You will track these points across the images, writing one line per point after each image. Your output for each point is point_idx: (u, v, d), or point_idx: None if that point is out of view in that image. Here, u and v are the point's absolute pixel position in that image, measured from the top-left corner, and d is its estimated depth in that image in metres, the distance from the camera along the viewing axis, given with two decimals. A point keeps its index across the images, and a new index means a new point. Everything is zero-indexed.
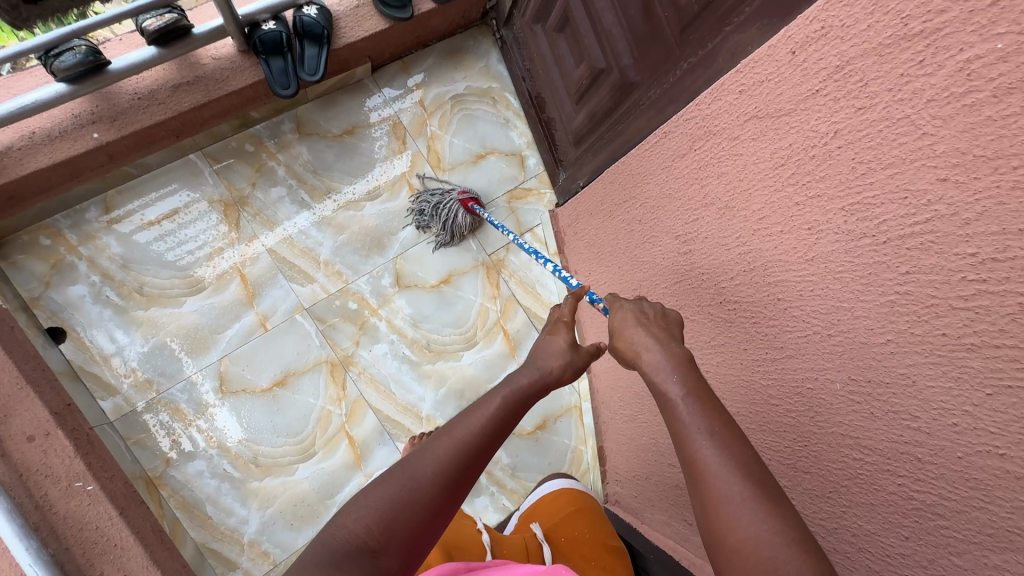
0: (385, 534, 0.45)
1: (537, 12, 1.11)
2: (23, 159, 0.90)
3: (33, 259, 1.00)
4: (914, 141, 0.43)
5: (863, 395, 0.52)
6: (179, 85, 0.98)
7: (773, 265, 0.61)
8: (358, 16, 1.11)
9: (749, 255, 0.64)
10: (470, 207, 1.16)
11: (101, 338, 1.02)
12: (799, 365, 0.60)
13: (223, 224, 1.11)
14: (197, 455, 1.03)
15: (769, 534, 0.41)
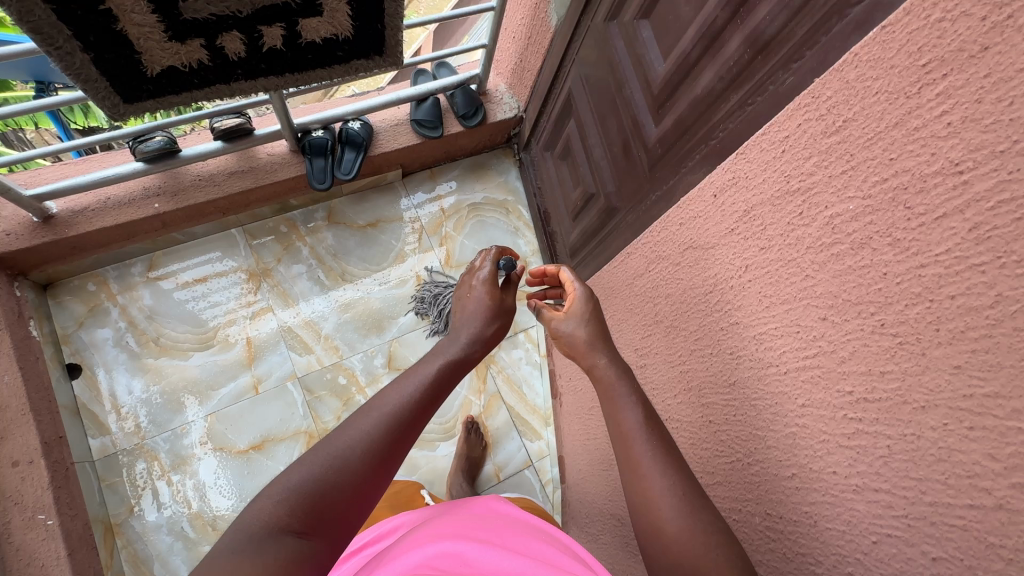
0: (309, 514, 0.50)
1: (548, 141, 1.27)
2: (93, 218, 1.07)
3: (76, 301, 1.14)
4: (801, 282, 0.47)
5: (776, 533, 0.51)
6: (234, 173, 1.17)
7: (705, 386, 0.62)
8: (396, 132, 1.31)
9: (687, 374, 0.66)
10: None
11: (110, 379, 1.11)
12: (726, 494, 0.58)
13: (244, 291, 1.23)
14: (160, 508, 1.05)
15: (698, 536, 0.46)
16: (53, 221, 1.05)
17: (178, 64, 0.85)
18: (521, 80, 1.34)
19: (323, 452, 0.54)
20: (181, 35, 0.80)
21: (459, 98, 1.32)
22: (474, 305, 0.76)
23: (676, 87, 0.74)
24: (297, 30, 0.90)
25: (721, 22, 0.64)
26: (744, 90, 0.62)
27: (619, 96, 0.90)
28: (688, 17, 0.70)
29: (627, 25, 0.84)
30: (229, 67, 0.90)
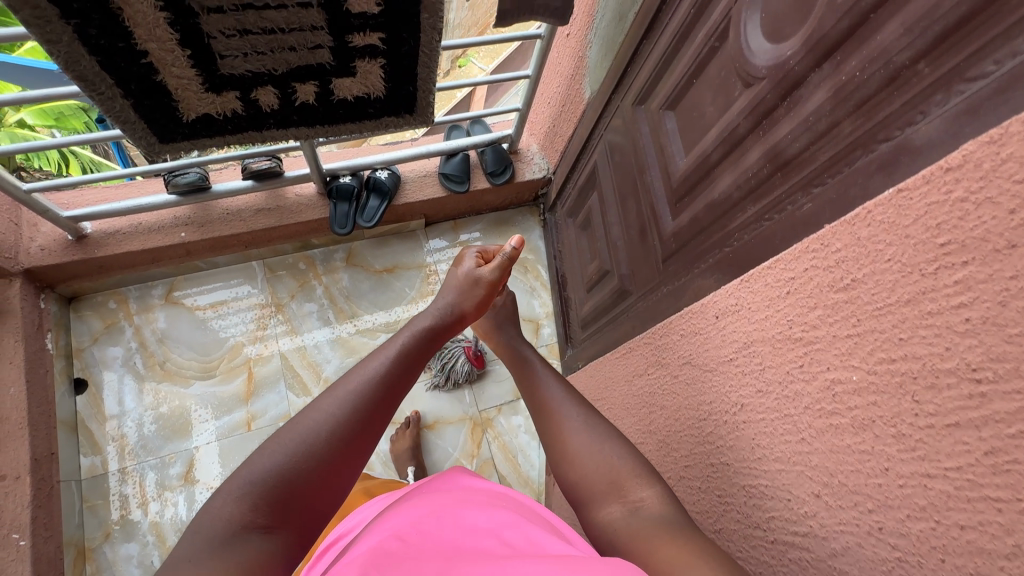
0: (271, 510, 0.51)
1: (572, 207, 1.25)
2: (123, 241, 1.11)
3: (95, 317, 1.18)
4: (795, 446, 0.42)
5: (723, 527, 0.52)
6: (261, 210, 1.20)
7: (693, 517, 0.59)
8: (423, 184, 1.32)
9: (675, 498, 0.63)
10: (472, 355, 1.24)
11: (112, 397, 1.12)
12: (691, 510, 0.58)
13: (254, 323, 1.24)
14: (134, 538, 1.04)
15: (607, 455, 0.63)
16: (85, 241, 1.10)
17: (212, 111, 0.88)
18: (552, 144, 1.34)
19: (288, 435, 0.55)
20: (218, 87, 0.84)
21: (489, 156, 1.34)
22: (452, 278, 0.82)
23: (695, 185, 0.71)
24: (330, 87, 0.93)
25: (744, 131, 0.61)
26: (761, 205, 0.58)
27: (640, 181, 0.88)
28: (711, 118, 0.67)
29: (654, 113, 0.82)
30: (262, 117, 0.93)
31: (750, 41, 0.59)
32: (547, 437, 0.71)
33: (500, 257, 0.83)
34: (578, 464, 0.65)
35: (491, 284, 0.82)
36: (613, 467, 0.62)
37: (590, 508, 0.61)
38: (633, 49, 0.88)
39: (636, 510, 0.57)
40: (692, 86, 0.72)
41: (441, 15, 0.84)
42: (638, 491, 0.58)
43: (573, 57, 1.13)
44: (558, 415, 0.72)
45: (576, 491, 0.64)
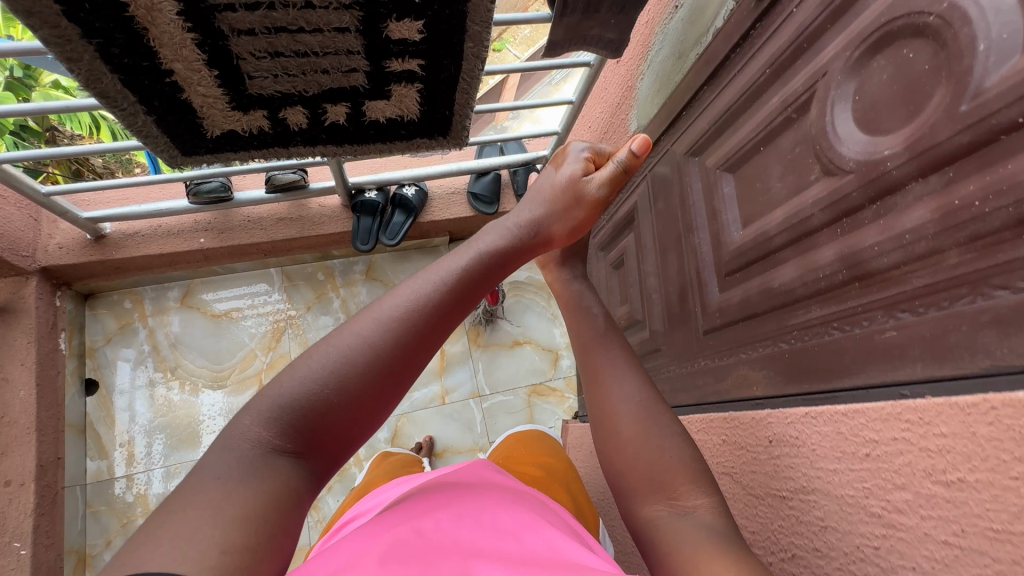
0: (304, 436, 0.47)
1: (604, 240, 1.18)
2: (141, 244, 1.09)
3: (109, 316, 1.16)
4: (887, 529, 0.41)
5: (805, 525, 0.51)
6: (283, 219, 1.16)
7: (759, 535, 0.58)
8: (451, 201, 1.27)
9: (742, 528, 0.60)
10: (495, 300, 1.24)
11: (122, 401, 1.11)
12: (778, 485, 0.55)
13: (268, 334, 1.21)
14: None
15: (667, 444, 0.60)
16: (103, 240, 1.07)
17: (238, 128, 0.83)
18: None
19: (319, 359, 0.49)
20: (245, 106, 0.79)
21: (522, 177, 1.28)
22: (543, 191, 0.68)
23: (750, 262, 0.65)
24: (363, 109, 0.87)
25: (816, 223, 0.54)
26: (830, 310, 0.52)
27: (686, 238, 0.81)
28: (778, 196, 0.61)
29: (709, 170, 0.75)
30: (289, 135, 0.89)
31: (837, 125, 0.52)
32: (596, 416, 0.67)
33: (612, 165, 0.66)
34: (625, 456, 0.61)
35: (597, 203, 0.67)
36: (662, 467, 0.58)
37: (633, 498, 0.59)
38: (693, 93, 0.81)
39: (683, 515, 0.54)
40: (759, 153, 0.65)
41: (487, 45, 0.77)
42: (688, 494, 0.55)
43: (621, 85, 1.05)
44: (609, 403, 0.66)
45: (620, 488, 0.61)
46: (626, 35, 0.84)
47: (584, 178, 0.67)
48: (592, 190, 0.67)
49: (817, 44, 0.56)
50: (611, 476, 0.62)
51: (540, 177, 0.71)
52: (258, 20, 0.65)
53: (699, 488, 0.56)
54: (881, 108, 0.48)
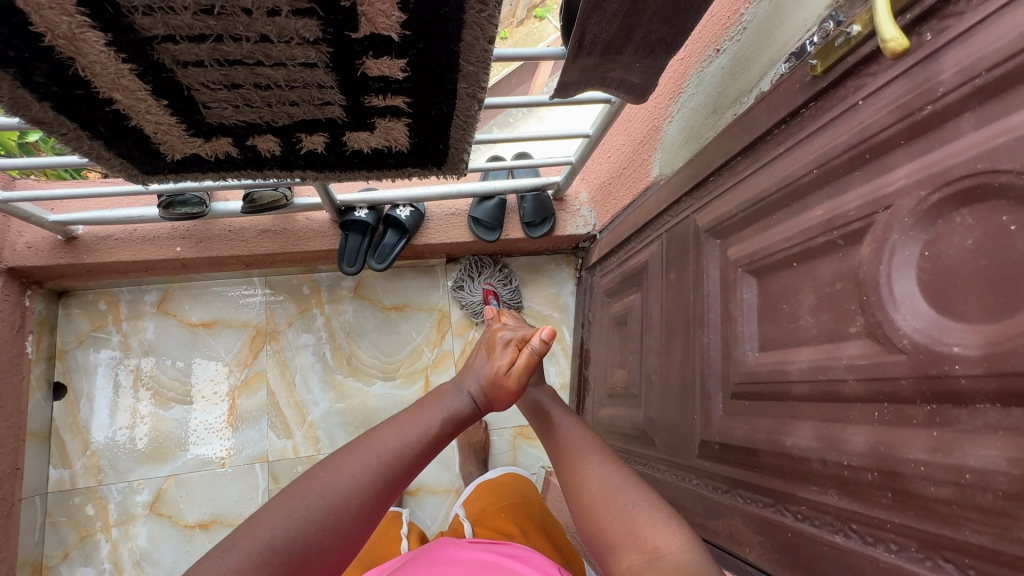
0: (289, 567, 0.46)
1: (610, 287, 1.08)
2: (114, 248, 1.02)
3: (83, 317, 1.11)
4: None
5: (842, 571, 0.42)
6: (266, 231, 1.08)
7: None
8: (450, 223, 1.17)
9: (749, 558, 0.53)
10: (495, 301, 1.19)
11: (90, 408, 1.08)
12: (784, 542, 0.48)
13: (245, 349, 1.16)
14: (92, 562, 1.01)
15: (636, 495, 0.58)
16: (75, 242, 1.01)
17: (202, 152, 0.74)
18: (604, 203, 1.15)
19: (312, 501, 0.49)
20: (206, 133, 0.69)
21: (530, 205, 1.16)
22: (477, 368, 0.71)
23: (762, 397, 0.55)
24: (344, 139, 0.77)
25: (849, 393, 0.43)
26: (851, 509, 0.42)
27: (694, 329, 0.70)
28: (807, 333, 0.49)
29: (730, 263, 0.64)
30: (261, 160, 0.79)
31: (893, 282, 0.40)
32: (566, 489, 0.66)
33: (527, 352, 0.67)
34: (595, 511, 0.59)
35: (520, 388, 0.68)
36: (631, 516, 0.55)
37: (612, 556, 0.55)
38: (724, 161, 0.68)
39: (657, 561, 0.50)
40: (790, 268, 0.53)
41: (484, 87, 0.66)
42: (656, 536, 0.52)
43: (646, 122, 0.92)
44: (581, 467, 0.65)
45: (600, 549, 0.57)
46: (653, 81, 0.71)
47: (503, 369, 0.68)
48: (509, 383, 0.68)
49: (883, 161, 0.43)
50: (590, 540, 0.59)
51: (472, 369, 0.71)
52: (206, 52, 0.55)
53: (670, 527, 0.53)
54: (958, 284, 0.36)
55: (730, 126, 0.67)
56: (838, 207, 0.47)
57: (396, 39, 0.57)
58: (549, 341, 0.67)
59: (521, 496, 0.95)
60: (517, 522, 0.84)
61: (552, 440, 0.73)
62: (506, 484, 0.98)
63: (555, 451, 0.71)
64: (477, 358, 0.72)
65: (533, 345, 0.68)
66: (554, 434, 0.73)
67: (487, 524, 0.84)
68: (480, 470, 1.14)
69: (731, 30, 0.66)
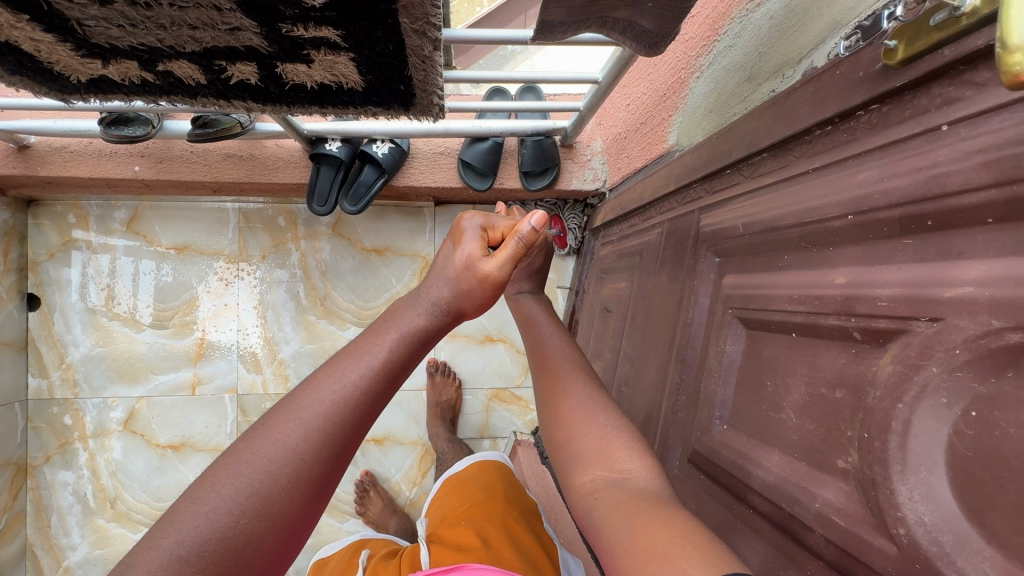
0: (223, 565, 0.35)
1: (607, 262, 0.94)
2: (69, 161, 0.94)
3: (53, 229, 1.08)
4: None
5: None
6: (230, 156, 0.97)
7: None
8: (437, 164, 1.02)
9: None
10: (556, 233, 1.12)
11: (64, 322, 1.08)
12: None
13: (218, 278, 1.11)
14: (72, 468, 1.07)
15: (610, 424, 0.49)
16: (27, 151, 0.93)
17: (110, 75, 0.62)
18: (618, 158, 0.98)
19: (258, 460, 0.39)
20: (103, 55, 0.57)
21: (529, 152, 1.00)
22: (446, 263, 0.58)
23: (719, 482, 0.44)
24: (279, 71, 0.63)
25: (812, 545, 0.33)
26: None
27: (670, 358, 0.58)
28: (785, 434, 0.37)
29: (721, 294, 0.50)
30: (189, 89, 0.66)
31: (910, 436, 0.27)
32: (544, 405, 0.56)
33: (512, 242, 0.53)
34: (567, 425, 0.51)
35: (494, 281, 0.54)
36: (607, 434, 0.48)
37: (570, 466, 0.48)
38: (746, 154, 0.51)
39: (624, 482, 0.43)
40: (786, 338, 0.40)
41: (435, 23, 0.50)
42: (627, 459, 0.45)
43: (670, 72, 0.72)
44: (564, 385, 0.55)
45: (561, 456, 0.50)
46: (673, 28, 0.52)
47: (476, 256, 0.54)
48: (483, 270, 0.54)
49: (949, 240, 0.28)
50: (555, 447, 0.52)
51: (440, 258, 0.58)
52: None
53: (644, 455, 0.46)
54: (1007, 485, 0.23)
55: (763, 107, 0.49)
56: (866, 287, 0.32)
57: None
58: (540, 230, 0.52)
59: (486, 492, 0.78)
60: (477, 531, 0.68)
61: (542, 352, 0.62)
62: (472, 478, 0.82)
63: (538, 366, 0.62)
64: (449, 245, 0.58)
65: (520, 233, 0.52)
66: (537, 346, 0.63)
67: (453, 538, 0.69)
68: (448, 430, 1.10)
69: None
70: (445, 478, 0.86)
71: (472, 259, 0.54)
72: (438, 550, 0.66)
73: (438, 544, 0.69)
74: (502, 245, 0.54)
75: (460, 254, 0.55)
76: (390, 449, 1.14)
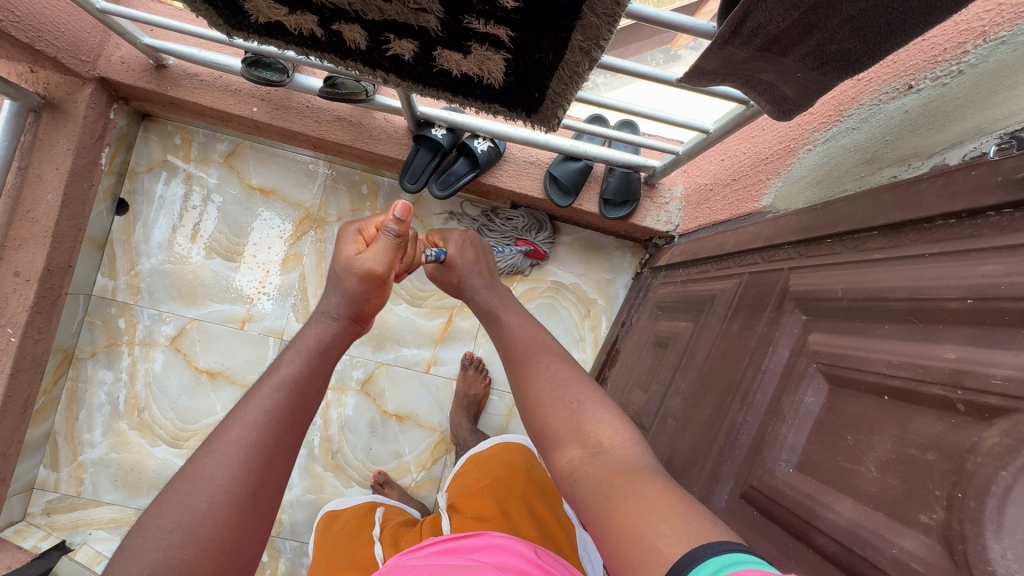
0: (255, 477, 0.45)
1: (666, 300, 0.98)
2: (197, 89, 1.02)
3: (158, 145, 1.15)
4: None
5: None
6: (340, 119, 1.04)
7: None
8: (525, 171, 1.08)
9: None
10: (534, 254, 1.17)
11: (143, 232, 1.13)
12: None
13: (292, 228, 1.16)
14: (112, 370, 1.11)
15: (578, 401, 0.52)
16: (163, 71, 1.01)
17: (286, 24, 0.68)
18: (698, 206, 1.02)
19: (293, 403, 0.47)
20: (292, 3, 0.64)
21: (615, 181, 1.05)
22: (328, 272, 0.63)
23: (776, 520, 0.47)
24: (434, 54, 0.68)
25: None
26: None
27: (732, 398, 0.61)
28: (862, 485, 0.40)
29: (806, 349, 0.53)
30: (344, 51, 0.72)
31: (1009, 501, 0.31)
32: (517, 390, 0.60)
33: (382, 237, 0.60)
34: (539, 407, 0.54)
35: (373, 275, 0.60)
36: (576, 411, 0.52)
37: (553, 449, 0.51)
38: (855, 228, 0.55)
39: (599, 457, 0.47)
40: (876, 399, 0.42)
41: (602, 46, 0.56)
42: (600, 432, 0.48)
43: (780, 139, 0.77)
44: (531, 368, 0.59)
45: (541, 442, 0.54)
46: (811, 98, 0.56)
47: (353, 255, 0.61)
48: (365, 263, 0.60)
49: None
50: (534, 429, 0.55)
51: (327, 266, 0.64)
52: None
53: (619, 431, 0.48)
54: None
55: (880, 190, 0.53)
56: (979, 364, 0.35)
57: None
58: (405, 221, 0.58)
59: (505, 469, 0.80)
60: (499, 505, 0.71)
61: (507, 338, 0.65)
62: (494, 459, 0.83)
63: (505, 347, 0.65)
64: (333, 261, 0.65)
65: (388, 226, 0.60)
66: (505, 335, 0.66)
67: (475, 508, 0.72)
68: (469, 424, 1.12)
69: (940, 68, 0.50)
70: (471, 457, 0.87)
71: (349, 260, 0.61)
72: (461, 519, 0.70)
73: (460, 514, 0.73)
74: (376, 242, 0.61)
75: (341, 257, 0.62)
76: (408, 427, 1.17)
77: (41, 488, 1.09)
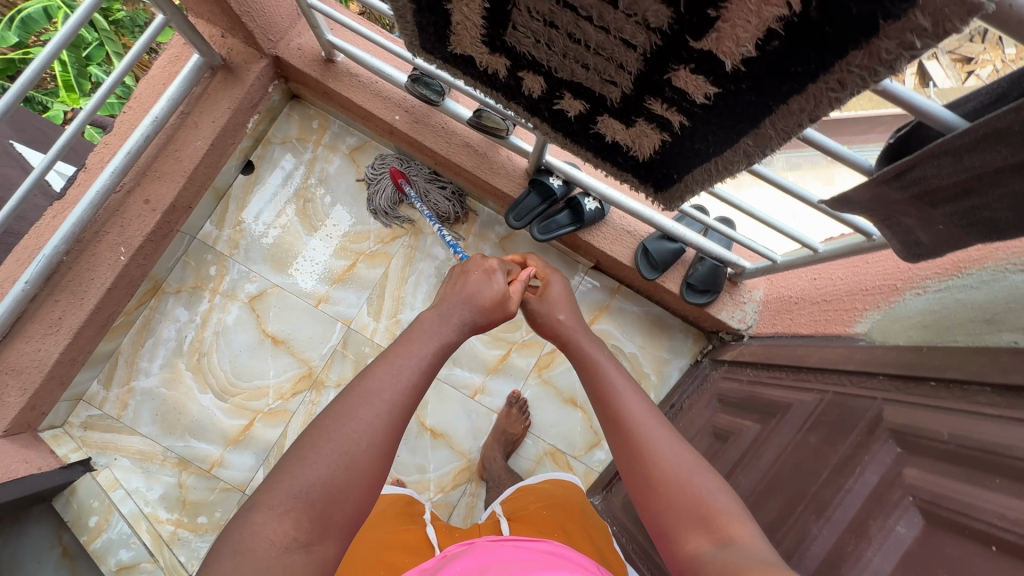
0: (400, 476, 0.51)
1: (728, 394, 1.00)
2: (354, 87, 1.13)
3: (297, 123, 1.25)
4: None
5: None
6: (469, 146, 1.13)
7: None
8: (620, 238, 1.14)
9: None
10: (397, 183, 1.17)
11: (258, 195, 1.22)
12: None
13: (390, 228, 1.23)
14: (188, 311, 1.17)
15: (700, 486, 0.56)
16: (330, 65, 1.12)
17: (477, 59, 0.77)
18: (778, 314, 1.06)
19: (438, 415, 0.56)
20: (494, 47, 0.72)
21: (703, 269, 1.09)
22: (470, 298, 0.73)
23: None
24: (598, 118, 0.76)
25: None
26: None
27: (800, 507, 0.65)
28: None
29: (899, 480, 0.56)
30: (516, 94, 0.80)
31: None
32: (621, 452, 0.63)
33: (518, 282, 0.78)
34: (656, 483, 0.58)
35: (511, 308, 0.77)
36: (701, 496, 0.55)
37: (674, 532, 0.55)
38: (965, 378, 0.56)
39: (726, 549, 0.50)
40: (982, 548, 0.45)
41: (766, 153, 0.61)
42: (728, 526, 0.52)
43: (885, 276, 0.81)
44: (641, 432, 0.62)
45: (656, 518, 0.57)
46: (944, 248, 0.60)
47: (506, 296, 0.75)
48: (510, 307, 0.75)
49: None
50: (648, 505, 0.59)
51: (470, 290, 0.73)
52: None
53: (745, 522, 0.52)
54: None
55: (999, 350, 0.56)
56: None
57: (730, 67, 0.52)
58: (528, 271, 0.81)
59: (561, 499, 0.87)
60: (554, 526, 0.79)
61: (604, 391, 0.68)
62: (546, 488, 0.90)
63: (606, 411, 0.67)
64: (476, 275, 0.74)
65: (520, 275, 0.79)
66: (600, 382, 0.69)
67: (524, 524, 0.79)
68: (502, 460, 1.13)
69: None
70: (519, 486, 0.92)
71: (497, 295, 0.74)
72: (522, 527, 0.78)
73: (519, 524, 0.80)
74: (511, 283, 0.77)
75: (493, 290, 0.74)
76: (439, 446, 1.18)
77: (87, 403, 1.12)
